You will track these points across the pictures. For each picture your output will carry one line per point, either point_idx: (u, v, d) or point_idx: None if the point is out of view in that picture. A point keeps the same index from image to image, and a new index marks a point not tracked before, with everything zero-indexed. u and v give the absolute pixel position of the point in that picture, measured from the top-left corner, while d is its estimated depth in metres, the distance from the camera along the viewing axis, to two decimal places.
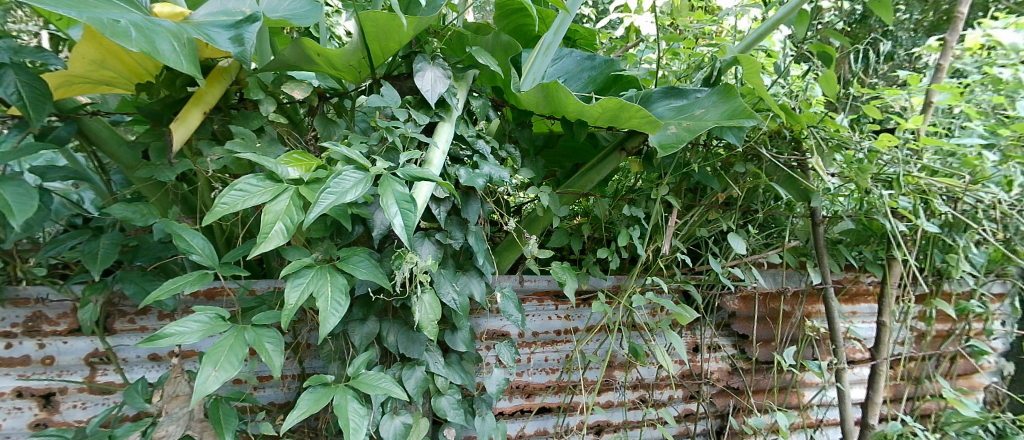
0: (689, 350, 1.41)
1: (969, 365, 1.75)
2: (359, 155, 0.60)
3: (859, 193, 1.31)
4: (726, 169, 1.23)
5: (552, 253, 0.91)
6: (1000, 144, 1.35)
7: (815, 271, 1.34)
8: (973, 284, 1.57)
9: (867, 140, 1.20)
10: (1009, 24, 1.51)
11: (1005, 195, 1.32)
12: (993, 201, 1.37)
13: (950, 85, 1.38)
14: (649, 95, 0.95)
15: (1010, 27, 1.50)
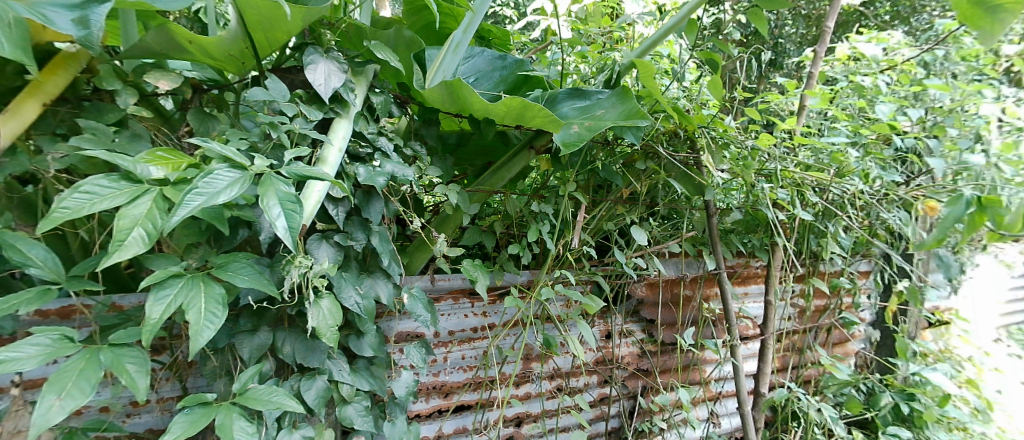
0: (602, 338, 1.47)
1: (840, 335, 1.99)
2: (235, 153, 0.58)
3: (745, 187, 1.44)
4: (630, 164, 1.29)
5: (461, 251, 0.91)
6: (864, 142, 1.60)
7: (711, 258, 1.46)
8: (841, 265, 1.80)
9: (749, 138, 1.34)
10: (871, 38, 1.81)
11: (862, 187, 1.53)
12: (854, 192, 1.57)
13: (817, 91, 1.57)
14: (555, 96, 0.98)
15: (872, 42, 1.80)
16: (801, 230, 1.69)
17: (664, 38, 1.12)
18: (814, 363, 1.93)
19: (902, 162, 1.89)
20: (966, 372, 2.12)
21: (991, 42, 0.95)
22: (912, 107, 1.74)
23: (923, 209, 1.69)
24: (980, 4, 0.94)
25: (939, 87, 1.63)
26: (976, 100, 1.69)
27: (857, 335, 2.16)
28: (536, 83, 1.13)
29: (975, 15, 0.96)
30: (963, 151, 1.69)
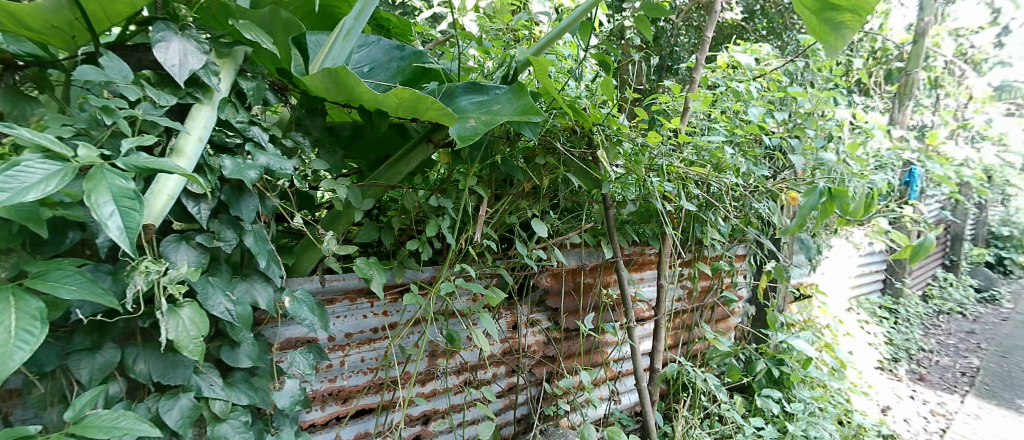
0: (509, 328, 1.48)
1: (723, 312, 2.20)
2: (51, 140, 0.50)
3: (638, 181, 1.53)
4: (527, 158, 1.29)
5: (353, 249, 0.86)
6: (737, 140, 1.80)
7: (609, 247, 1.53)
8: (721, 250, 1.99)
9: (640, 136, 1.42)
10: (745, 49, 2.03)
11: (735, 180, 1.70)
12: (730, 186, 1.74)
13: (699, 94, 1.72)
14: (453, 89, 0.96)
15: (745, 52, 2.02)
16: (689, 220, 1.83)
17: (560, 37, 1.13)
18: (701, 338, 2.12)
19: (770, 158, 2.13)
20: (823, 337, 2.44)
21: (835, 52, 1.07)
22: (777, 110, 1.96)
23: (786, 199, 1.92)
24: (826, 18, 1.08)
25: (799, 93, 1.85)
26: (825, 105, 1.95)
27: (737, 311, 2.40)
28: (435, 76, 1.09)
29: (823, 31, 1.10)
30: (818, 149, 1.93)
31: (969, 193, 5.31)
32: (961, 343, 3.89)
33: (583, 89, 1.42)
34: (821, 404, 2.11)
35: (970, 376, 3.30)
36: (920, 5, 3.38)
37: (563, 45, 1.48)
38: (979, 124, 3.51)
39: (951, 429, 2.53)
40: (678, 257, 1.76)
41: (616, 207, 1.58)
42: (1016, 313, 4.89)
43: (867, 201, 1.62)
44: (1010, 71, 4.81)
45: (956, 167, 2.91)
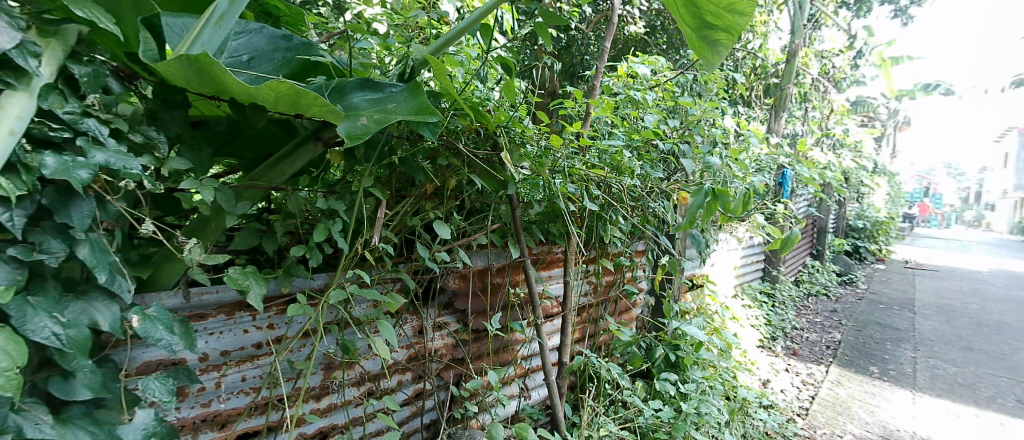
0: (415, 333, 1.43)
1: (626, 304, 2.33)
2: None
3: (542, 181, 1.55)
4: (428, 160, 1.25)
5: (224, 258, 0.78)
6: (633, 144, 1.90)
7: (516, 247, 1.53)
8: (623, 247, 2.09)
9: (544, 139, 1.46)
10: (642, 60, 2.15)
11: (633, 182, 1.80)
12: (627, 187, 1.83)
13: (600, 100, 1.80)
14: (344, 85, 0.89)
15: (643, 62, 2.14)
16: (594, 219, 1.91)
17: (460, 37, 1.10)
18: (606, 330, 2.23)
19: (664, 161, 2.30)
20: (713, 321, 2.68)
21: (712, 65, 1.16)
22: (671, 117, 2.11)
23: (677, 199, 2.07)
24: (704, 35, 1.17)
25: (690, 102, 2.00)
26: (711, 113, 2.14)
27: (639, 302, 2.56)
28: (324, 71, 1.01)
29: (702, 47, 1.20)
30: (705, 154, 2.10)
31: (830, 192, 6.09)
32: (824, 321, 4.45)
33: (486, 92, 1.41)
34: (710, 382, 2.31)
35: (832, 348, 3.77)
36: (789, 29, 3.82)
37: (468, 45, 1.47)
38: (837, 133, 4.03)
39: (816, 396, 2.88)
40: (583, 255, 1.82)
41: (522, 208, 1.58)
42: (868, 293, 5.69)
43: (743, 201, 1.80)
44: (858, 88, 5.60)
45: (818, 170, 3.32)
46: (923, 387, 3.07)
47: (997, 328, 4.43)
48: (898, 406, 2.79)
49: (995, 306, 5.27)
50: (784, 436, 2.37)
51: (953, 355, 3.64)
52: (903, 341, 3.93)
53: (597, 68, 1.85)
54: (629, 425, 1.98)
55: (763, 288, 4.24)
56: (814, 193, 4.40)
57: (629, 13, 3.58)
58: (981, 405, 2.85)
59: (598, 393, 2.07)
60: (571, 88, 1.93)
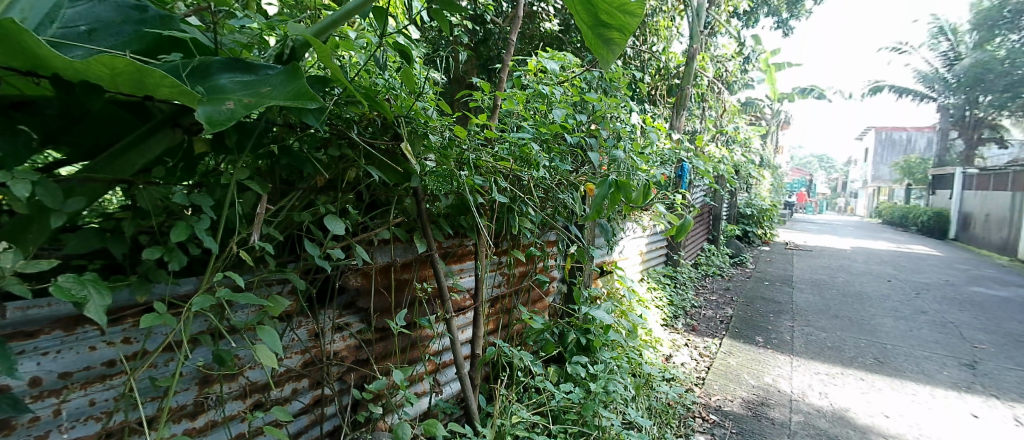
0: (312, 336, 1.33)
1: (538, 294, 2.37)
2: None
3: (448, 174, 1.51)
4: (319, 150, 1.15)
5: (52, 264, 0.68)
6: (539, 137, 1.93)
7: (422, 241, 1.48)
8: (534, 238, 2.13)
9: (447, 130, 1.43)
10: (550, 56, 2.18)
11: (540, 174, 1.83)
12: (533, 178, 1.86)
13: (506, 94, 1.82)
14: (206, 63, 0.79)
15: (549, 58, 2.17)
16: (505, 210, 1.90)
17: (348, 19, 1.01)
18: (519, 319, 2.26)
19: (573, 154, 2.36)
20: (622, 305, 2.83)
21: (607, 64, 1.19)
22: (577, 112, 2.17)
23: (584, 191, 2.15)
24: (598, 33, 1.20)
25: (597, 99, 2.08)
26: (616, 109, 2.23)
27: (552, 290, 2.63)
28: (183, 47, 0.89)
29: (597, 45, 1.22)
30: (609, 147, 2.19)
31: (721, 183, 6.68)
32: (718, 299, 4.89)
33: (383, 81, 1.34)
34: (618, 362, 2.44)
35: (724, 323, 4.15)
36: (689, 33, 4.10)
37: (368, 31, 1.38)
38: (729, 130, 4.41)
39: (711, 366, 3.16)
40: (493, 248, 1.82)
41: (428, 200, 1.52)
42: (755, 272, 6.33)
43: (642, 193, 1.90)
44: (745, 91, 6.16)
45: (712, 164, 3.60)
46: (798, 351, 3.49)
47: (854, 297, 5.13)
48: (777, 370, 3.13)
49: (853, 279, 6.10)
50: (683, 405, 2.57)
51: (823, 323, 4.17)
52: (782, 313, 4.42)
53: (505, 60, 1.85)
54: (541, 410, 2.02)
55: (667, 270, 4.55)
56: (708, 186, 4.80)
57: (543, 10, 3.64)
58: (845, 363, 3.28)
59: (512, 381, 2.10)
60: (480, 80, 1.92)
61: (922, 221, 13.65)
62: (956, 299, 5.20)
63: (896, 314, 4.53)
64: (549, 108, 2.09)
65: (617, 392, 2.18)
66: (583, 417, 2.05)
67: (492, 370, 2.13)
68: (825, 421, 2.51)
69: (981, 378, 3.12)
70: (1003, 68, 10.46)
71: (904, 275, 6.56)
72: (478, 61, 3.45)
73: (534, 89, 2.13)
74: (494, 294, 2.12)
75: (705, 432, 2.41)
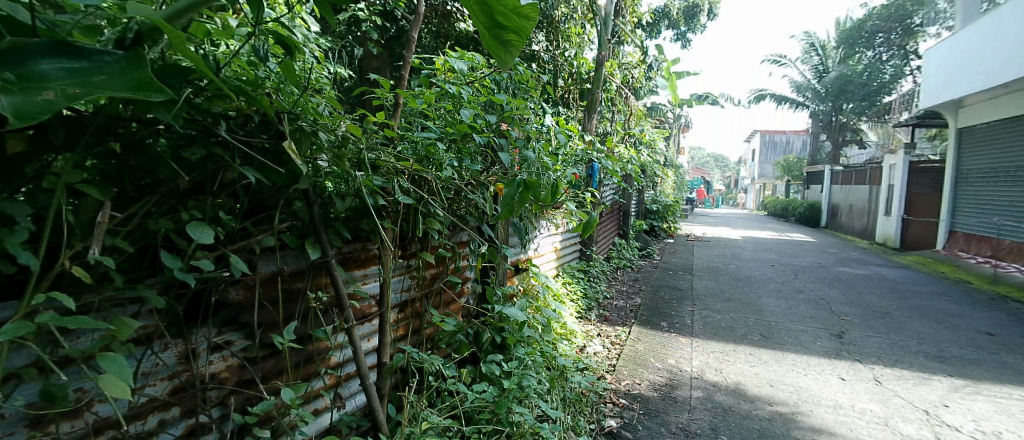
0: (182, 359, 1.18)
1: (450, 296, 2.33)
2: None
3: (342, 176, 1.42)
4: (183, 148, 1.02)
5: None
6: (442, 138, 1.90)
7: (315, 247, 1.37)
8: (443, 239, 2.08)
9: (340, 129, 1.34)
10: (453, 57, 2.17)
11: (445, 174, 1.79)
12: (437, 179, 1.82)
13: (407, 93, 1.77)
14: (19, 45, 0.66)
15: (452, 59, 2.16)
16: (410, 211, 1.83)
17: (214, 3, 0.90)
18: (430, 323, 2.20)
19: (483, 154, 2.36)
20: (537, 301, 2.89)
21: (505, 66, 1.20)
22: (486, 113, 2.17)
23: (494, 191, 2.16)
24: (495, 34, 1.19)
25: (507, 100, 2.09)
26: (526, 110, 2.26)
27: (467, 291, 2.59)
28: None
29: (495, 48, 1.21)
30: (518, 148, 2.21)
31: (628, 181, 7.08)
32: (627, 289, 5.17)
33: (264, 76, 1.24)
34: (533, 357, 2.48)
35: (633, 311, 4.40)
36: (598, 40, 4.31)
37: (247, 19, 1.28)
38: (637, 132, 4.69)
39: (621, 353, 3.32)
40: (398, 252, 1.74)
41: (321, 202, 1.42)
42: (661, 263, 6.80)
43: (549, 192, 1.95)
44: (649, 96, 6.61)
45: (620, 164, 3.79)
46: (698, 333, 3.79)
47: (743, 282, 5.67)
48: (678, 352, 3.37)
49: (743, 265, 6.74)
50: (596, 392, 2.68)
51: (719, 306, 4.57)
52: (684, 299, 4.79)
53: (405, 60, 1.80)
54: (455, 412, 1.98)
55: (580, 265, 4.72)
56: (616, 184, 5.07)
57: (458, 10, 3.62)
58: (736, 341, 3.62)
59: (424, 386, 2.04)
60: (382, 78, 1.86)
61: (798, 211, 15.44)
62: (826, 279, 5.92)
63: (778, 295, 5.08)
64: (456, 107, 2.09)
65: (530, 387, 2.22)
66: (496, 415, 2.04)
67: (402, 376, 2.06)
68: (721, 395, 2.75)
69: (846, 346, 3.58)
70: (863, 80, 12.91)
71: (785, 260, 7.40)
72: (389, 58, 3.73)
73: (442, 88, 2.09)
74: (403, 298, 2.03)
75: (616, 416, 2.52)
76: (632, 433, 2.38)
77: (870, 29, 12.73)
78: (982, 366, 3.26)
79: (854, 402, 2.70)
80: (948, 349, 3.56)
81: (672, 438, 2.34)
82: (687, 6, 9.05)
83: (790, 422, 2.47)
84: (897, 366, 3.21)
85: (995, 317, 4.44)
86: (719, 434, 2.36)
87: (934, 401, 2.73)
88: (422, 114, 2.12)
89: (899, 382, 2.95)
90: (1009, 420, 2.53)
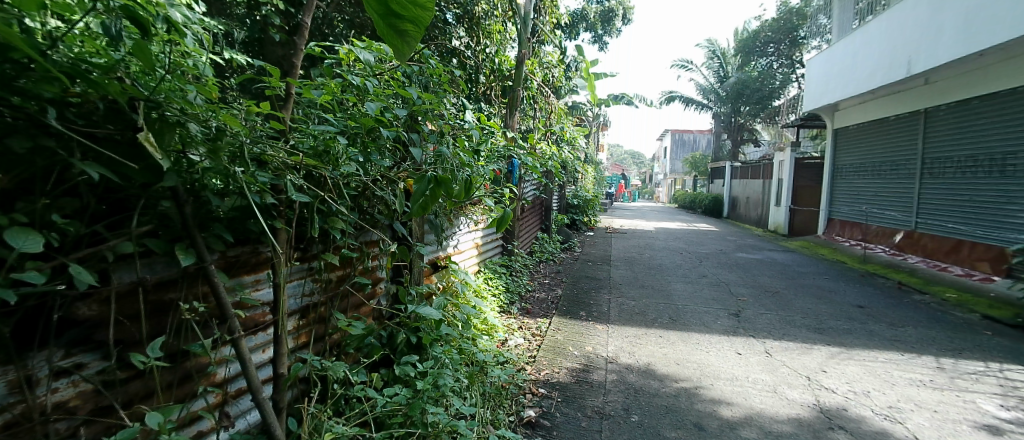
0: (15, 390, 1.01)
1: (359, 298, 2.23)
2: None
3: (221, 173, 1.28)
4: (3, 138, 0.88)
5: None
6: (340, 133, 1.81)
7: (188, 253, 1.21)
8: (348, 238, 1.98)
9: (215, 119, 1.21)
10: (351, 47, 2.07)
11: (344, 171, 1.70)
12: (335, 177, 1.71)
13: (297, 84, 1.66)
14: None
15: (349, 50, 2.06)
16: (306, 210, 1.71)
17: None
18: (336, 328, 2.09)
19: (394, 150, 2.28)
20: (456, 298, 2.86)
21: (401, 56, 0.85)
22: (396, 107, 2.09)
23: (404, 187, 2.08)
24: (390, 23, 0.88)
25: (418, 95, 2.02)
26: (440, 105, 2.20)
27: (379, 292, 2.49)
28: None
29: (390, 39, 0.88)
30: (428, 144, 2.15)
31: (548, 177, 7.26)
32: (549, 281, 5.31)
33: (122, 58, 1.09)
34: (450, 355, 2.44)
35: (554, 303, 4.52)
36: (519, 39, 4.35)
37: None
38: (558, 129, 4.82)
39: (541, 344, 3.39)
40: (294, 254, 1.60)
41: (195, 200, 1.27)
42: (581, 255, 7.07)
43: (463, 188, 1.90)
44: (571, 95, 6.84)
45: (540, 160, 3.87)
46: (614, 319, 4.00)
47: (655, 270, 6.06)
48: (594, 339, 3.52)
49: (655, 255, 7.21)
50: (515, 384, 2.71)
51: (633, 293, 4.85)
52: (602, 288, 5.02)
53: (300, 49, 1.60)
54: (364, 419, 1.89)
55: (503, 259, 4.75)
56: (535, 180, 5.18)
57: None
58: (647, 325, 3.86)
59: (328, 394, 1.93)
60: (272, 66, 1.71)
61: (704, 204, 16.80)
62: (725, 264, 6.51)
63: (685, 280, 5.49)
64: (361, 100, 2.00)
65: (446, 386, 2.17)
66: (410, 417, 1.97)
67: (304, 386, 1.95)
68: (633, 377, 2.92)
69: (742, 323, 3.96)
70: (756, 86, 14.32)
71: (691, 248, 8.04)
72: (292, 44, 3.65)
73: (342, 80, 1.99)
74: (303, 304, 1.90)
75: (534, 406, 2.57)
76: (550, 421, 2.43)
77: (763, 40, 14.41)
78: (853, 335, 3.74)
79: (748, 373, 2.99)
80: (825, 322, 4.04)
81: (587, 421, 2.43)
82: (603, 10, 9.49)
83: (693, 396, 2.69)
84: (784, 339, 3.60)
85: (862, 291, 5.13)
86: (631, 414, 2.50)
87: (814, 368, 3.10)
88: (319, 107, 2.02)
89: (786, 353, 3.32)
90: (874, 380, 2.92)
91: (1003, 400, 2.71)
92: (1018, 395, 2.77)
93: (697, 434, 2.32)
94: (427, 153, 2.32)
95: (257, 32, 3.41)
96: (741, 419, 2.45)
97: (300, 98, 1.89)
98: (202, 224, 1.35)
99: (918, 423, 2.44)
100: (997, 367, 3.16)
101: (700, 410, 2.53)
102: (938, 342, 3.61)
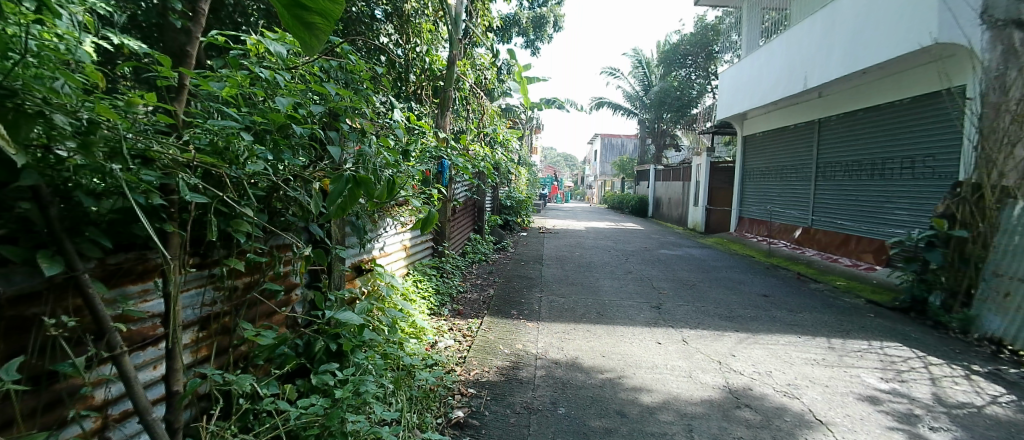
0: None
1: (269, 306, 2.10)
2: None
3: (95, 170, 1.13)
4: None
5: None
6: (243, 128, 1.69)
7: (52, 260, 1.05)
8: (255, 242, 1.85)
9: (89, 109, 1.07)
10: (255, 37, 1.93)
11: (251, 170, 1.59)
12: (240, 176, 1.59)
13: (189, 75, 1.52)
14: None
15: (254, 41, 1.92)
16: (204, 212, 1.58)
17: None
18: (244, 339, 1.96)
19: (309, 148, 2.17)
20: (382, 302, 2.78)
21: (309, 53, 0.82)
22: (313, 103, 1.99)
23: (321, 187, 1.99)
24: (296, 14, 0.83)
25: (335, 92, 1.93)
26: (361, 102, 2.12)
27: (295, 299, 2.36)
28: None
29: (295, 30, 0.84)
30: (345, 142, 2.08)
31: (480, 178, 7.27)
32: (482, 282, 5.32)
33: None
34: (373, 361, 2.36)
35: (485, 303, 4.52)
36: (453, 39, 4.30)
37: None
38: (491, 131, 4.83)
39: (471, 345, 3.39)
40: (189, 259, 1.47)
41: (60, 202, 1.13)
42: (513, 255, 7.15)
43: (385, 189, 1.85)
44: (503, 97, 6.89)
45: (472, 162, 3.86)
46: (544, 317, 4.09)
47: (584, 268, 6.28)
48: (525, 337, 3.58)
49: (585, 253, 7.47)
50: (444, 386, 2.69)
51: (563, 290, 4.99)
52: (534, 287, 5.11)
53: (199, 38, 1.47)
54: (276, 432, 1.78)
55: (433, 262, 4.68)
56: (464, 181, 5.17)
57: None
58: (576, 321, 3.99)
59: (234, 410, 1.80)
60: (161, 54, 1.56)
61: (631, 204, 17.67)
62: (649, 260, 6.91)
63: (612, 277, 5.74)
64: (271, 95, 1.88)
65: (368, 392, 2.11)
66: (328, 427, 1.88)
67: (205, 403, 1.80)
68: (561, 371, 3.00)
69: (662, 315, 4.22)
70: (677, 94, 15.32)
71: (615, 245, 8.45)
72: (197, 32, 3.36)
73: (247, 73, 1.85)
74: (202, 314, 1.76)
75: (463, 406, 2.57)
76: (478, 420, 2.44)
77: (683, 53, 15.42)
78: (758, 321, 4.12)
79: (667, 361, 3.19)
80: (734, 310, 4.41)
81: (515, 417, 2.47)
82: (535, 16, 9.57)
83: (617, 386, 2.82)
84: (699, 328, 3.89)
85: (765, 281, 5.67)
86: (558, 406, 2.57)
87: (725, 352, 3.38)
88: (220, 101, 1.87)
89: (701, 340, 3.59)
90: (775, 361, 3.24)
91: (882, 373, 3.11)
92: (895, 367, 3.20)
93: (620, 421, 2.43)
94: (348, 152, 2.23)
95: (154, 17, 3.09)
96: (659, 404, 2.62)
97: (198, 91, 1.74)
98: (73, 228, 1.19)
99: (811, 397, 2.74)
100: (878, 344, 3.62)
101: (622, 399, 2.67)
102: (829, 325, 4.08)
